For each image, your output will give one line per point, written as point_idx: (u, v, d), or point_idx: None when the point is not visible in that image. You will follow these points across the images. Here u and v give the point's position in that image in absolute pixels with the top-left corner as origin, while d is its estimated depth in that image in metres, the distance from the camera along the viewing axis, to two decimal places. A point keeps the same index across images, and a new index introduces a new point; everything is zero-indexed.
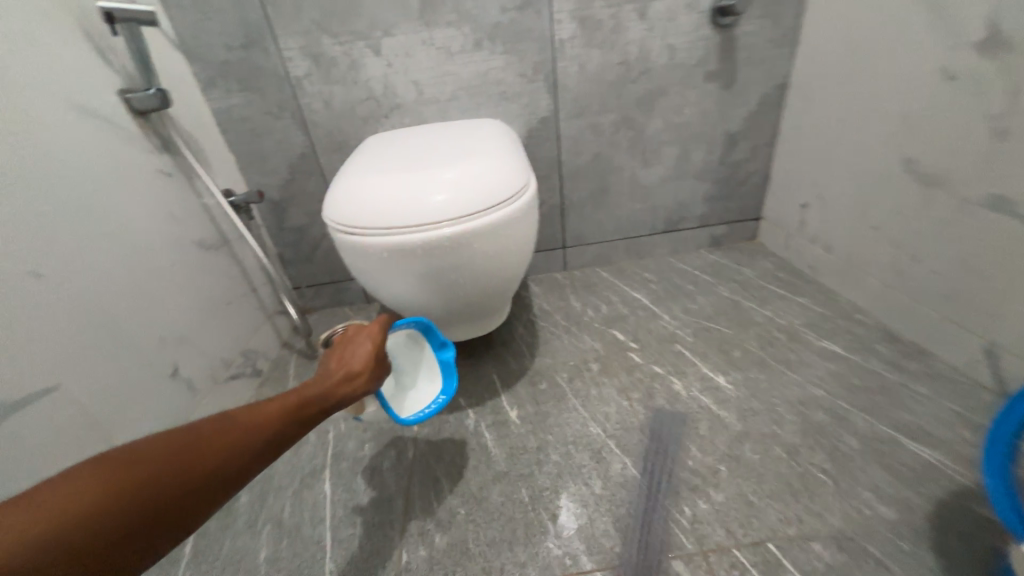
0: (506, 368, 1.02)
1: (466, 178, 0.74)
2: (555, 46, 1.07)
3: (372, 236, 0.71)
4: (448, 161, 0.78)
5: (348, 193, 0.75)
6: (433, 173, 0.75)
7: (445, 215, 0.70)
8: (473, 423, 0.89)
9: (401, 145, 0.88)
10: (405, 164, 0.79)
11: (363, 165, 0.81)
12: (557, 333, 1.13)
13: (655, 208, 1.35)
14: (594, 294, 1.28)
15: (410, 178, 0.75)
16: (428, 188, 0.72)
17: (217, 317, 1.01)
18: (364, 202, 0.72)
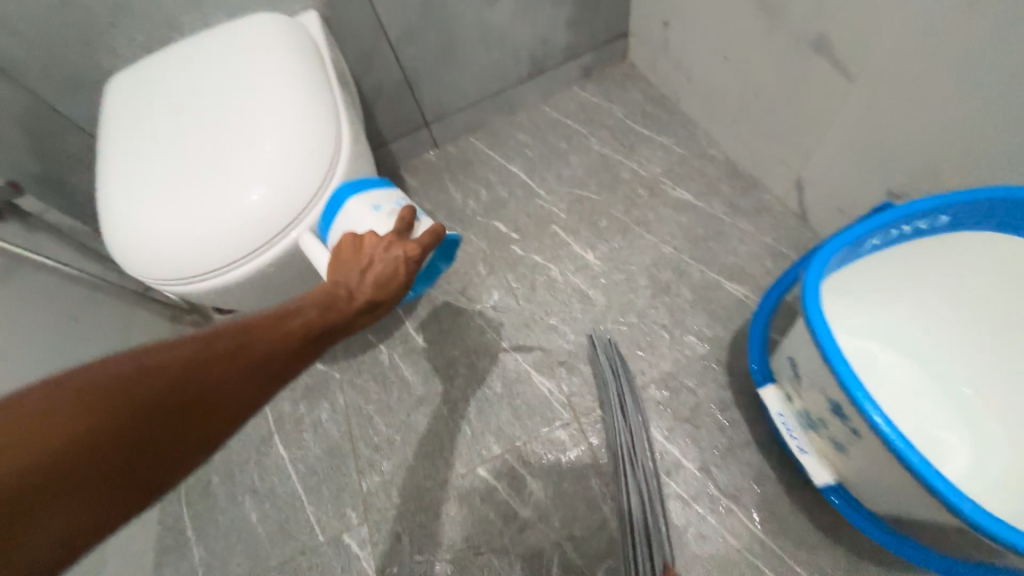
0: None
1: (276, 164, 0.60)
2: None
3: (204, 284, 0.60)
4: (245, 150, 0.62)
5: (142, 238, 0.60)
6: (236, 178, 0.60)
7: (280, 218, 0.59)
8: (386, 357, 0.97)
9: (173, 132, 0.67)
10: (194, 171, 0.63)
11: (141, 187, 0.63)
12: None
13: (514, 54, 1.17)
14: (472, 176, 1.22)
15: (210, 194, 0.60)
16: (236, 202, 0.59)
17: (74, 337, 0.92)
18: (175, 248, 0.58)
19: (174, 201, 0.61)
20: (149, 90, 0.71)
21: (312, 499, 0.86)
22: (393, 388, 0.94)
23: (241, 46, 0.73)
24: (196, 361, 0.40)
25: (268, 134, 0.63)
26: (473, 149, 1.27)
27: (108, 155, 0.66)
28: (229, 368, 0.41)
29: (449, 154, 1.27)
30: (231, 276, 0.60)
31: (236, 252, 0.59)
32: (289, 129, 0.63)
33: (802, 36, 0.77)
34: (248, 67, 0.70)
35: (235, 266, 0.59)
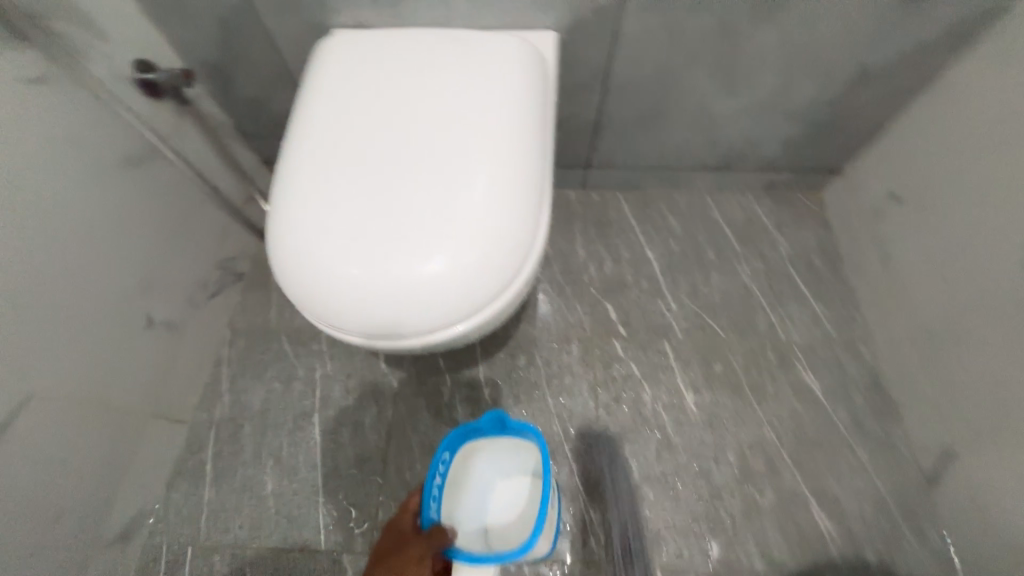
0: (489, 331, 1.01)
1: (476, 253, 0.55)
2: None
3: (347, 330, 0.57)
4: (440, 212, 0.56)
5: (310, 260, 0.56)
6: (423, 244, 0.55)
7: (455, 311, 0.55)
8: (449, 394, 0.95)
9: (371, 144, 0.60)
10: (384, 208, 0.57)
11: (322, 198, 0.58)
12: (551, 292, 1.06)
13: (714, 143, 1.05)
14: (605, 240, 1.13)
15: (387, 247, 0.55)
16: (413, 272, 0.54)
17: (182, 238, 0.90)
18: (344, 297, 0.55)
19: (349, 235, 0.56)
20: (369, 89, 0.64)
21: (330, 502, 0.85)
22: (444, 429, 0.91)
23: (474, 74, 0.65)
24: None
25: (470, 205, 0.56)
26: (618, 210, 1.17)
27: (306, 151, 0.61)
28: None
29: (591, 202, 1.18)
30: (376, 338, 0.56)
31: (393, 323, 0.55)
32: (493, 209, 0.57)
33: None
34: (475, 110, 0.62)
35: (384, 332, 0.56)
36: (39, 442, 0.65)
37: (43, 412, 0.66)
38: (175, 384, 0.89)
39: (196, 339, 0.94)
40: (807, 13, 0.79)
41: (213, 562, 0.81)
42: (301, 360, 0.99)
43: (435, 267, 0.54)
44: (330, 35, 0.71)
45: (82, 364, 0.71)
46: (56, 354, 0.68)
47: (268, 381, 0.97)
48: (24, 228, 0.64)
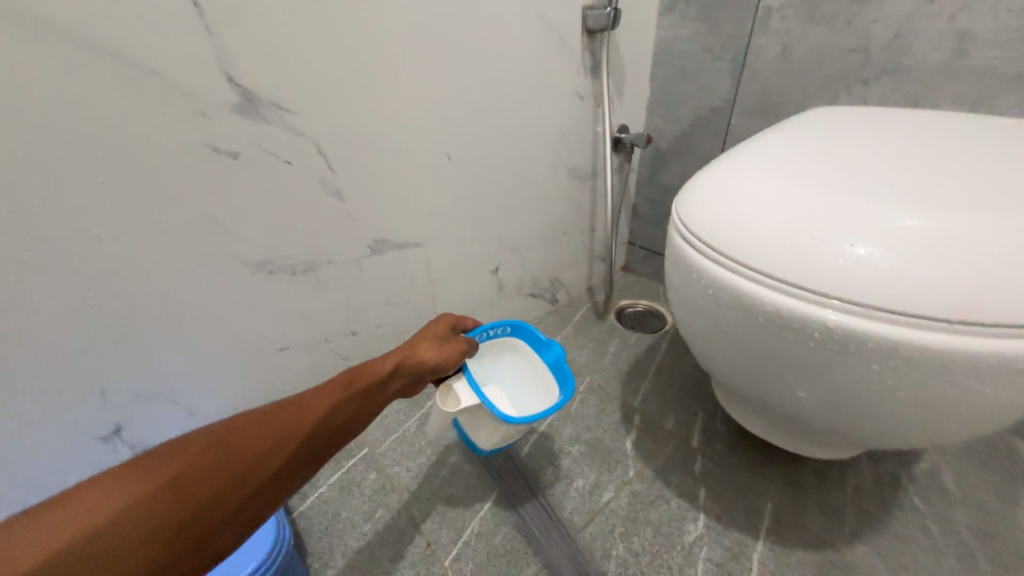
0: (795, 512, 0.65)
1: (962, 254, 0.35)
2: None
3: (720, 261, 0.43)
4: (946, 193, 0.41)
5: (712, 185, 0.50)
6: (876, 215, 0.39)
7: (862, 291, 0.35)
8: (696, 539, 0.62)
9: (843, 146, 0.52)
10: (836, 178, 0.45)
11: (762, 157, 0.52)
12: (942, 544, 0.61)
13: None
14: None
15: (817, 201, 0.42)
16: (880, 219, 0.38)
17: (553, 240, 1.04)
18: (720, 217, 0.45)
19: (777, 181, 0.46)
20: (858, 125, 0.58)
21: (485, 525, 0.65)
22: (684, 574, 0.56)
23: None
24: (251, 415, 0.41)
25: (989, 217, 0.37)
26: None
27: (755, 139, 0.59)
28: (275, 430, 0.40)
29: None
30: (732, 272, 0.42)
31: (761, 261, 0.40)
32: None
33: None
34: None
35: (780, 274, 0.39)
36: (392, 275, 0.79)
37: (414, 261, 0.80)
38: None
39: (501, 312, 1.02)
40: None
41: (366, 476, 0.73)
42: None
43: (885, 244, 0.37)
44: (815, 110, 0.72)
45: (450, 256, 0.85)
46: (452, 233, 0.83)
47: None
48: (509, 158, 0.86)
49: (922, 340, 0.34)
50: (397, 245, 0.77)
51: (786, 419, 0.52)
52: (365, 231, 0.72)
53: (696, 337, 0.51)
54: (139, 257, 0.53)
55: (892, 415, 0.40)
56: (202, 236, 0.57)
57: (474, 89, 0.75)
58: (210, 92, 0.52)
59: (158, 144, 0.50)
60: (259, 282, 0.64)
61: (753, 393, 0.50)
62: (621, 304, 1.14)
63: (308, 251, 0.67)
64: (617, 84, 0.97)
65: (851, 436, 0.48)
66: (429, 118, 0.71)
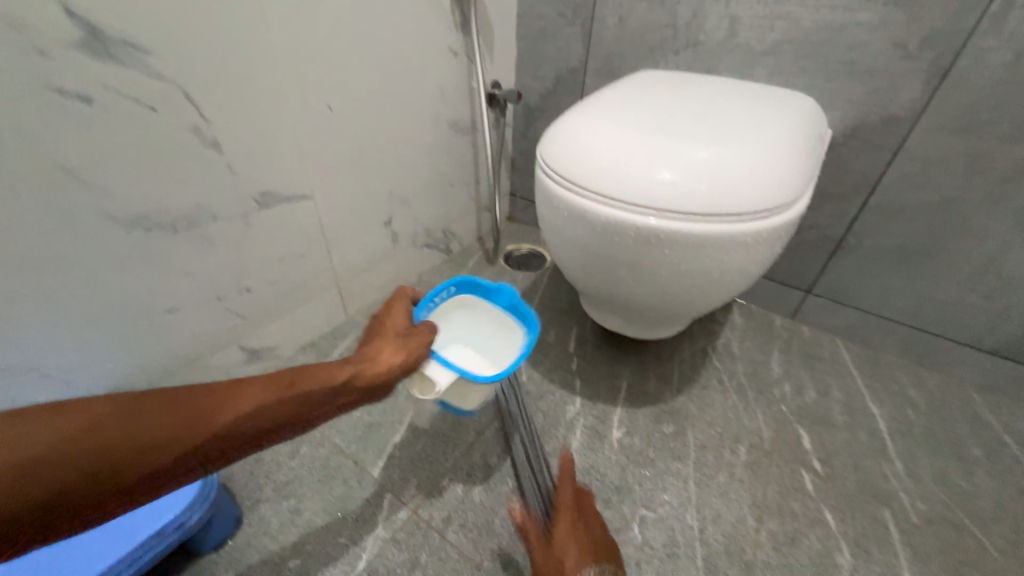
0: (641, 384, 0.88)
1: (720, 173, 0.52)
2: (980, 28, 0.69)
3: (570, 188, 0.57)
4: (713, 133, 0.59)
5: (566, 128, 0.63)
6: (674, 149, 0.55)
7: (663, 201, 0.52)
8: (574, 413, 0.81)
9: (658, 101, 0.69)
10: (651, 123, 0.61)
11: (602, 106, 0.67)
12: (729, 386, 0.89)
13: (1000, 317, 0.85)
14: (811, 370, 0.93)
15: (638, 139, 0.57)
16: (677, 151, 0.55)
17: (441, 192, 1.11)
18: (571, 151, 0.58)
19: (612, 124, 0.61)
20: (670, 86, 0.76)
21: (406, 438, 0.75)
22: (551, 468, 0.71)
23: (770, 102, 0.71)
24: (184, 416, 0.39)
25: (736, 149, 0.56)
26: (835, 352, 0.98)
27: (601, 93, 0.74)
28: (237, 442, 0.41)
29: (801, 333, 1.02)
30: (579, 192, 0.56)
31: (598, 182, 0.55)
32: (762, 147, 0.57)
33: None
34: (761, 115, 0.66)
35: (608, 192, 0.54)
36: (283, 229, 0.79)
37: (304, 213, 0.81)
38: (365, 279, 1.00)
39: (398, 263, 1.07)
40: None
41: None
42: None
43: (678, 168, 0.53)
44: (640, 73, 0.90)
45: (341, 208, 0.88)
46: (340, 186, 0.86)
47: None
48: (390, 110, 0.89)
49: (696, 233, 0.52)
50: (284, 198, 0.77)
51: (625, 309, 0.71)
52: (248, 184, 0.71)
53: (562, 253, 0.66)
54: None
55: (684, 288, 0.59)
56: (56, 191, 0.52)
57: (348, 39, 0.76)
58: (42, 25, 0.47)
59: None
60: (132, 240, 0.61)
61: (602, 290, 0.67)
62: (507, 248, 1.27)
63: (185, 204, 0.64)
64: (485, 43, 1.05)
65: (665, 314, 0.68)
66: (304, 67, 0.71)
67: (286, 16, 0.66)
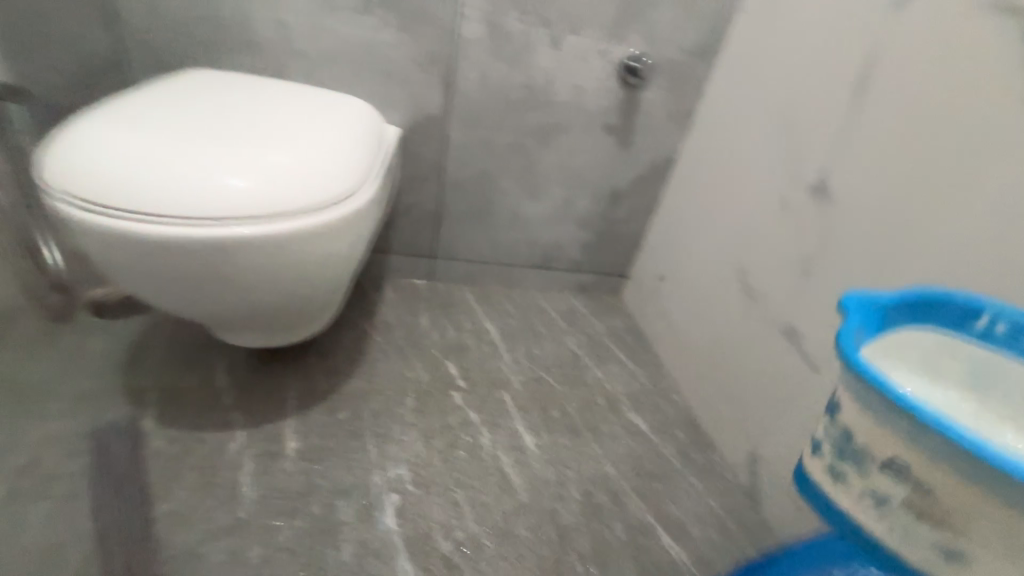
0: (305, 381, 0.89)
1: (287, 168, 0.58)
2: (457, 43, 0.98)
3: (89, 209, 0.53)
4: (253, 145, 0.60)
5: (127, 165, 0.54)
6: (227, 164, 0.56)
7: (269, 204, 0.56)
8: (236, 449, 0.74)
9: (189, 116, 0.62)
10: (207, 134, 0.60)
11: (161, 134, 0.57)
12: (390, 353, 1.01)
13: (534, 242, 1.30)
14: (448, 316, 1.19)
15: (197, 158, 0.56)
16: (219, 182, 0.54)
17: None
18: (140, 165, 0.54)
19: (156, 150, 0.55)
20: (247, 92, 0.73)
21: None
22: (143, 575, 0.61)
23: (338, 102, 0.81)
24: None
25: (286, 147, 0.61)
26: (462, 297, 1.28)
27: (173, 94, 0.67)
28: None
29: (435, 289, 1.29)
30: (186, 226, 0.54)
31: (202, 209, 0.54)
32: (318, 146, 0.64)
33: (777, 326, 0.84)
34: (331, 113, 0.75)
35: (138, 207, 0.53)
36: None
37: None
38: None
39: None
40: (569, 148, 1.16)
41: None
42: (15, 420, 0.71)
43: (242, 183, 0.55)
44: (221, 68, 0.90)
45: None
46: None
47: None
48: None
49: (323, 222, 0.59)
50: None
51: (266, 312, 0.68)
52: None
53: (156, 266, 0.57)
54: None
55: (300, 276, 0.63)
56: None
57: None
58: None
59: None
60: None
61: (248, 283, 0.61)
62: None
63: None
64: None
65: (303, 301, 0.70)
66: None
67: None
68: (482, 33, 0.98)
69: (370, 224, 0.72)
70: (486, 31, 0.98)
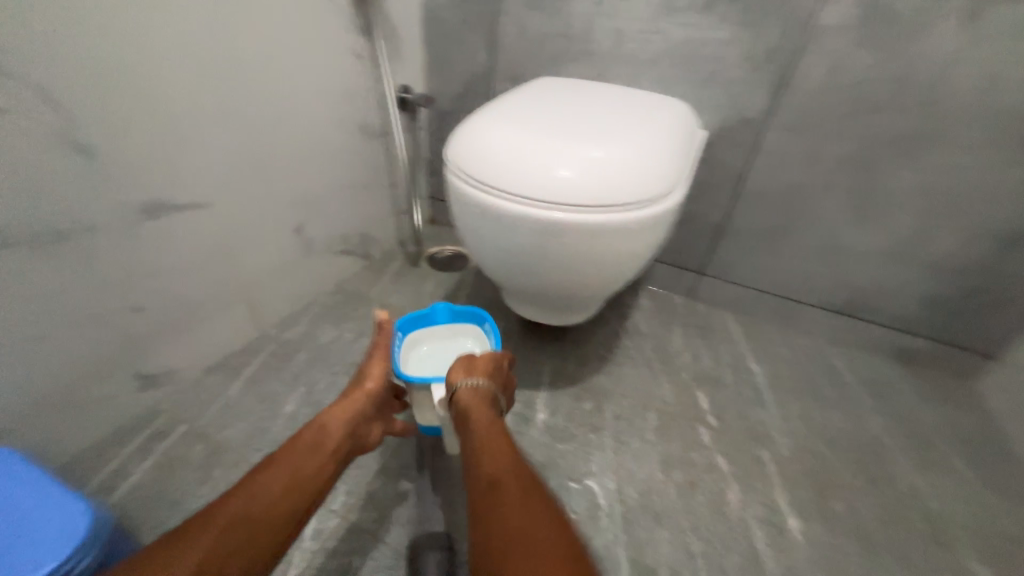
0: (559, 363, 0.95)
1: (611, 165, 0.60)
2: (809, 35, 0.83)
3: (474, 185, 0.61)
4: (581, 140, 0.63)
5: (483, 149, 0.62)
6: (561, 155, 0.60)
7: (591, 198, 0.57)
8: None
9: (528, 109, 0.69)
10: (544, 126, 0.65)
11: (510, 124, 0.64)
12: (638, 362, 0.98)
13: (842, 281, 1.03)
14: (705, 340, 1.07)
15: (536, 147, 0.61)
16: (553, 171, 0.58)
17: (353, 198, 1.08)
18: (492, 148, 0.61)
19: (505, 136, 0.62)
20: (572, 93, 0.79)
21: None
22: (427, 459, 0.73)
23: (653, 104, 0.80)
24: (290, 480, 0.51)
25: (611, 144, 0.63)
26: (724, 324, 1.13)
27: (517, 91, 0.76)
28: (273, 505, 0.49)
29: (696, 308, 1.17)
30: (518, 207, 0.59)
31: (535, 193, 0.58)
32: (638, 145, 0.64)
33: None
34: (647, 113, 0.75)
35: (513, 190, 0.58)
36: (183, 235, 0.75)
37: (202, 222, 0.77)
38: (277, 289, 0.96)
39: (314, 274, 1.04)
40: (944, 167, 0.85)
41: (190, 450, 0.74)
42: None
43: (572, 174, 0.58)
44: (558, 75, 1.03)
45: (239, 212, 0.83)
46: (247, 198, 0.83)
47: (343, 329, 0.99)
48: (284, 99, 0.84)
49: (633, 223, 0.60)
50: (170, 206, 0.72)
51: (549, 294, 0.74)
52: (134, 195, 0.66)
53: (484, 239, 0.65)
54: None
55: (594, 269, 0.66)
56: None
57: (211, 24, 0.68)
58: None
59: None
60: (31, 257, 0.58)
61: (549, 267, 0.65)
62: (431, 250, 1.26)
63: (61, 222, 0.60)
64: (392, 43, 1.05)
65: (583, 292, 0.73)
66: (174, 79, 0.66)
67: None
68: (850, 19, 0.80)
69: (670, 233, 0.71)
70: (857, 16, 0.79)
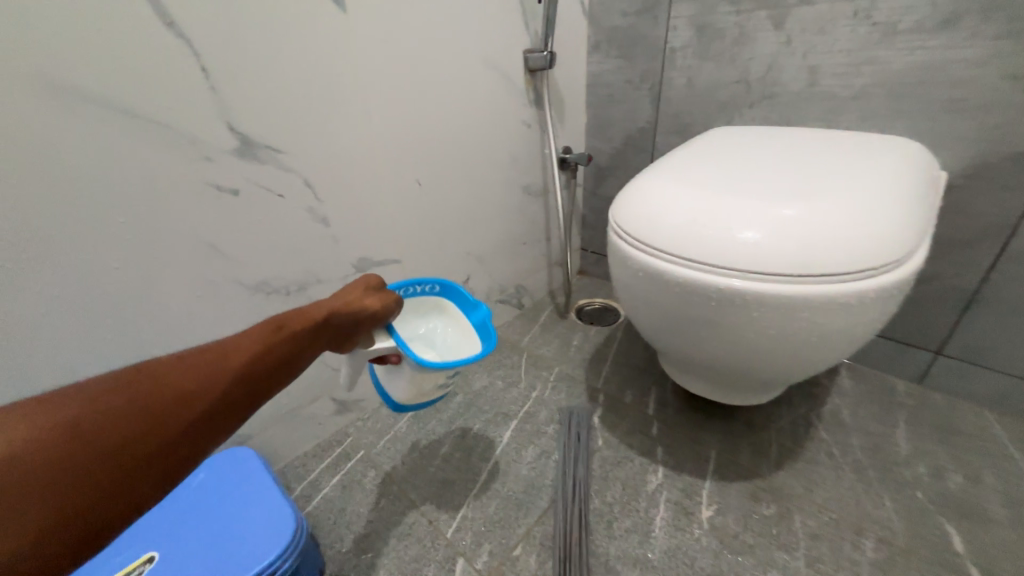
0: (728, 448, 0.81)
1: (814, 225, 0.49)
2: None
3: (639, 248, 0.58)
4: (771, 196, 0.54)
5: (651, 209, 0.58)
6: (747, 214, 0.52)
7: (787, 264, 0.48)
8: (655, 486, 0.75)
9: (702, 165, 0.64)
10: (722, 182, 0.58)
11: (682, 182, 0.60)
12: (840, 463, 0.76)
13: None
14: (950, 447, 0.78)
15: (714, 205, 0.54)
16: (736, 232, 0.51)
17: (512, 251, 1.15)
18: (662, 209, 0.57)
19: (677, 195, 0.58)
20: (756, 142, 0.70)
21: (478, 499, 0.77)
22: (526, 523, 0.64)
23: (869, 147, 0.65)
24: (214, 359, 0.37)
25: (814, 201, 0.52)
26: (982, 427, 0.82)
27: (689, 145, 0.71)
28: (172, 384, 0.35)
29: (929, 398, 0.88)
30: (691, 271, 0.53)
31: (713, 257, 0.51)
32: (852, 199, 0.53)
33: None
34: (861, 160, 0.61)
35: (684, 254, 0.53)
36: (379, 284, 0.89)
37: (393, 274, 0.91)
38: None
39: None
40: None
41: (363, 474, 0.83)
42: (527, 376, 1.02)
43: (761, 237, 0.50)
44: (732, 122, 0.94)
45: (420, 266, 0.95)
46: (427, 254, 0.96)
47: (494, 376, 1.03)
48: (463, 168, 0.96)
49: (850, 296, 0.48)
50: (373, 261, 0.86)
51: (725, 369, 0.64)
52: (349, 252, 0.82)
53: (649, 304, 0.60)
54: (85, 273, 0.55)
55: (789, 347, 0.54)
56: (237, 241, 0.67)
57: (416, 115, 0.83)
58: (213, 139, 0.61)
59: (195, 195, 0.61)
60: (282, 300, 0.76)
61: (728, 339, 0.56)
62: (582, 302, 1.25)
63: (303, 274, 0.77)
64: (557, 110, 1.12)
65: (770, 371, 0.61)
66: (386, 160, 0.82)
67: (369, 100, 0.75)
68: None
69: (897, 310, 0.55)
70: None
